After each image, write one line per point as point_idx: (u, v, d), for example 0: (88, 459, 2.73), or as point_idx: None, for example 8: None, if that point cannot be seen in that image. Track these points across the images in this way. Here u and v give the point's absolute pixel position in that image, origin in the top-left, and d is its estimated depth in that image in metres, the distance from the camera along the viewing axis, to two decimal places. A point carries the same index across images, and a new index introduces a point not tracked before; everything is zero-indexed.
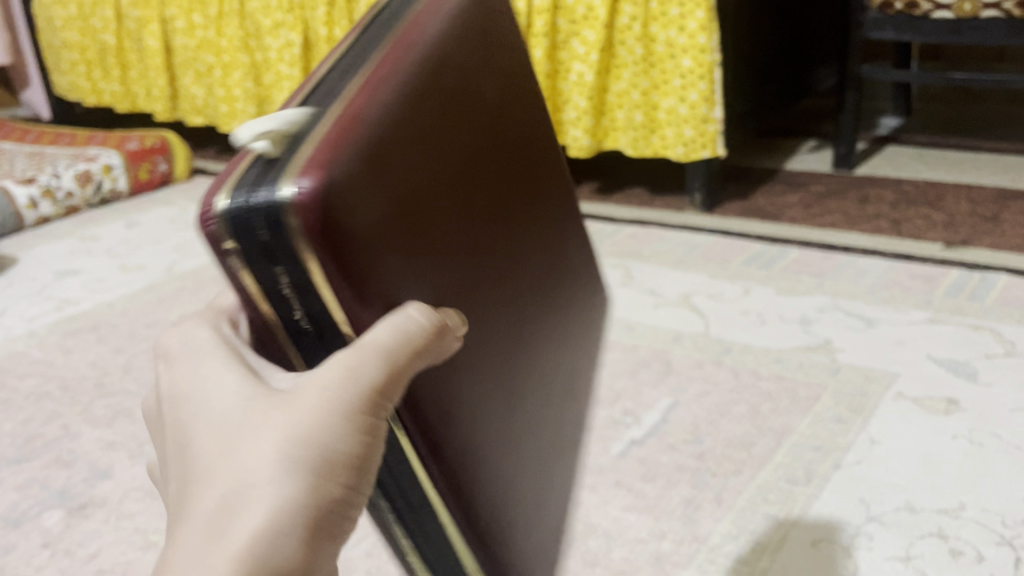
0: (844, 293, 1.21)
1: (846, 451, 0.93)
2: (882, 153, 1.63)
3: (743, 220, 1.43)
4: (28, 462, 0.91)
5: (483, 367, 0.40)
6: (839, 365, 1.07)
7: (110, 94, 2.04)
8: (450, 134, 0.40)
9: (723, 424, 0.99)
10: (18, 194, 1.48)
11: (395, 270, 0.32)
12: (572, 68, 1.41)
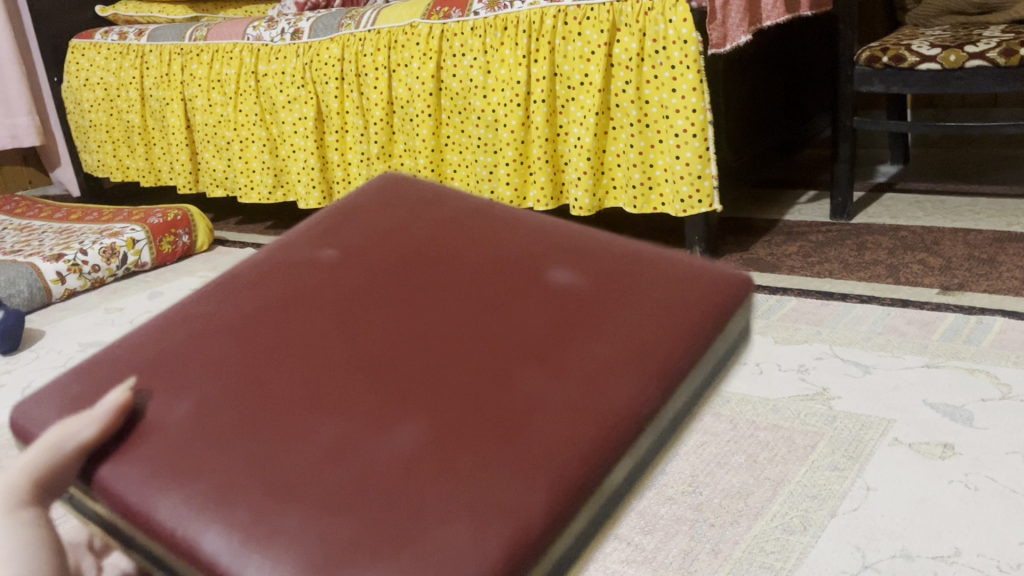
0: (840, 340, 1.23)
1: (842, 498, 0.95)
2: (880, 201, 1.66)
3: (744, 272, 1.47)
4: None
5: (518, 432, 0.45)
6: (835, 413, 1.09)
7: (135, 170, 2.13)
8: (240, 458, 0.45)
9: (720, 474, 1.01)
10: (46, 270, 1.55)
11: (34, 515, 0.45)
12: (571, 132, 1.48)
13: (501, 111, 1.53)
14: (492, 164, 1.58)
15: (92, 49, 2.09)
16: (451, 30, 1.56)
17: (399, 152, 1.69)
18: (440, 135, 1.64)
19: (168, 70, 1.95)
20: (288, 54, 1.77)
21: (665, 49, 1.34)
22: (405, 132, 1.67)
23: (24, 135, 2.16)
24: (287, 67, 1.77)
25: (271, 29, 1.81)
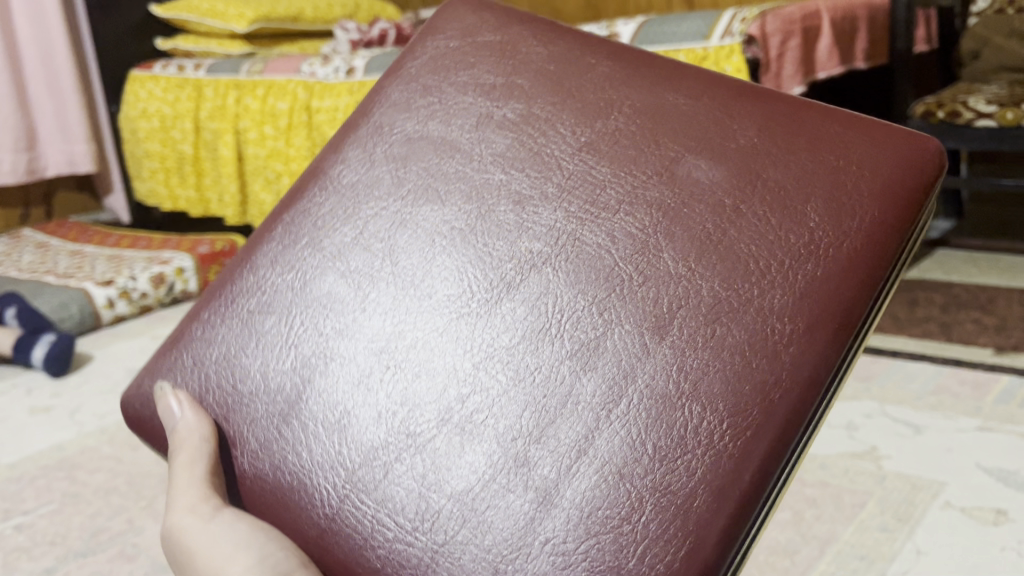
0: (891, 398, 1.21)
1: (891, 560, 0.92)
2: (933, 257, 1.64)
3: None
4: (94, 555, 0.95)
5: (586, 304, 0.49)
6: (885, 473, 1.06)
7: (184, 200, 2.15)
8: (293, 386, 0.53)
9: (767, 531, 0.99)
10: (97, 295, 1.57)
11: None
12: None
13: None
14: None
15: (150, 80, 2.14)
16: None
17: None
18: None
19: (223, 102, 1.99)
20: (340, 90, 1.80)
21: None
22: None
23: (81, 162, 2.20)
24: (339, 104, 1.80)
25: (325, 66, 1.85)
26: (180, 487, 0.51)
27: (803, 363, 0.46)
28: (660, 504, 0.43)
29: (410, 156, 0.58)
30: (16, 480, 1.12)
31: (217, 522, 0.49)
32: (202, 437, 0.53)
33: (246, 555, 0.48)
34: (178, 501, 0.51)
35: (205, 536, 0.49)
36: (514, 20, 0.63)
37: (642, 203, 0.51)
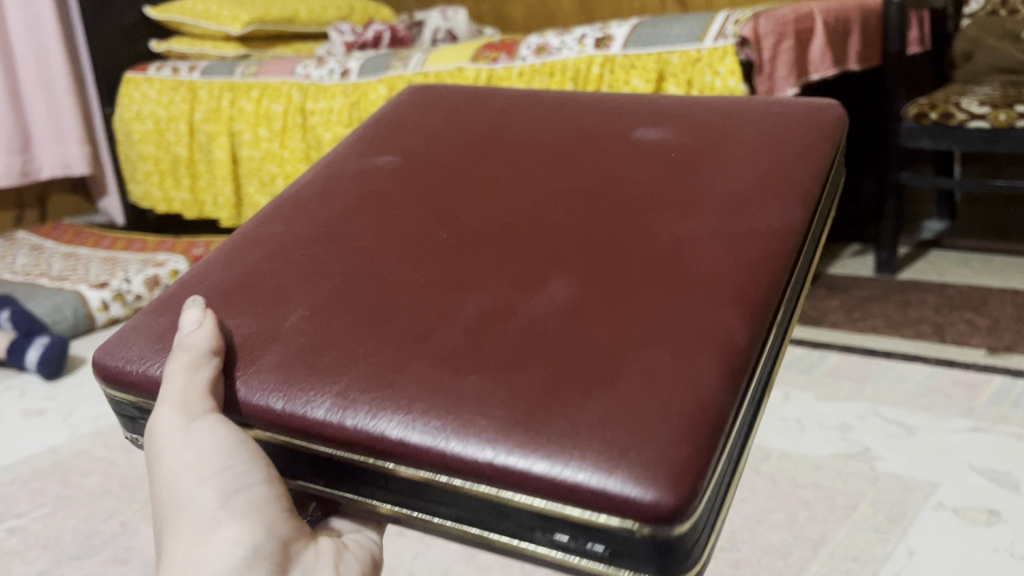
0: (884, 399, 1.21)
1: (884, 561, 0.93)
2: (926, 258, 1.64)
3: None
4: (88, 558, 0.95)
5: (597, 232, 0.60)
6: (877, 474, 1.07)
7: (180, 202, 2.16)
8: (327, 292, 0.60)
9: (760, 533, 0.99)
10: (91, 297, 1.57)
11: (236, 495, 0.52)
12: None
13: None
14: None
15: (145, 82, 2.14)
16: (498, 75, 1.57)
17: None
18: None
19: (218, 104, 1.99)
20: (335, 92, 1.80)
21: None
22: None
23: (75, 164, 2.20)
24: (333, 106, 1.80)
25: (320, 68, 1.85)
26: (168, 392, 0.54)
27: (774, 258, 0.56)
28: (646, 380, 0.49)
29: (437, 165, 0.71)
30: (8, 483, 1.12)
31: (188, 434, 0.53)
32: (208, 350, 0.55)
33: (211, 470, 0.52)
34: (161, 410, 0.54)
35: (174, 446, 0.53)
36: (510, 102, 0.79)
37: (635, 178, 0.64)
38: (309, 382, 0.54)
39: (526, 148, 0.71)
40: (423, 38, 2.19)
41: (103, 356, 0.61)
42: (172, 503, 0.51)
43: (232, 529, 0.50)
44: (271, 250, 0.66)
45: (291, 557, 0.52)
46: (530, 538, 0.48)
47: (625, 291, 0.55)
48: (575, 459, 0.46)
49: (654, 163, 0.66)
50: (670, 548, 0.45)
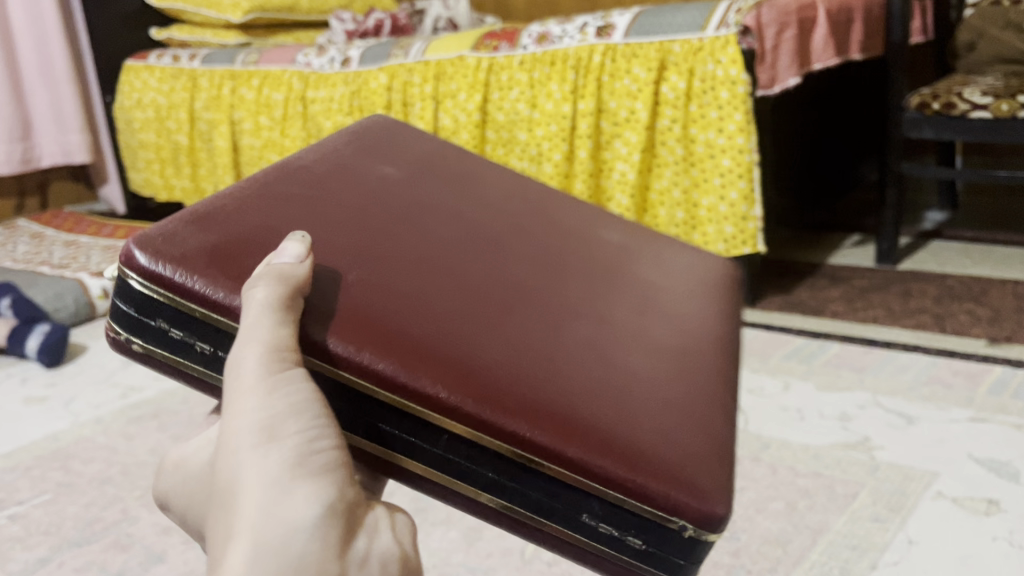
0: (884, 389, 1.21)
1: (883, 550, 0.93)
2: (927, 248, 1.64)
3: (788, 316, 1.45)
4: (89, 545, 0.96)
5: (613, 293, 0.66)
6: (877, 463, 1.07)
7: (180, 190, 2.16)
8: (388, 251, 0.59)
9: (760, 521, 1.00)
10: (92, 285, 1.58)
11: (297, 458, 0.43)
12: (615, 167, 1.48)
13: (545, 144, 1.53)
14: None
15: (145, 70, 2.13)
16: (499, 63, 1.57)
17: None
18: None
19: (219, 93, 1.99)
20: (336, 81, 1.80)
21: (713, 89, 1.34)
22: None
23: (75, 152, 2.21)
24: (334, 94, 1.80)
25: (320, 56, 1.84)
26: (250, 338, 0.47)
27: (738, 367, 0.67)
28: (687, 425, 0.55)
29: (447, 183, 0.73)
30: (9, 470, 1.12)
31: (271, 387, 0.45)
32: (294, 289, 0.50)
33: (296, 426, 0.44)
34: (242, 360, 0.47)
35: (252, 397, 0.45)
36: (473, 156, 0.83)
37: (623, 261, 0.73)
38: (401, 355, 0.50)
39: (510, 205, 0.74)
40: (424, 26, 2.19)
41: (140, 243, 0.54)
42: (248, 461, 0.43)
43: (313, 490, 0.42)
44: (309, 208, 0.60)
45: (358, 522, 0.44)
46: (573, 523, 0.52)
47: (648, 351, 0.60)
48: (646, 478, 0.50)
49: (610, 258, 0.73)
50: (696, 554, 0.52)
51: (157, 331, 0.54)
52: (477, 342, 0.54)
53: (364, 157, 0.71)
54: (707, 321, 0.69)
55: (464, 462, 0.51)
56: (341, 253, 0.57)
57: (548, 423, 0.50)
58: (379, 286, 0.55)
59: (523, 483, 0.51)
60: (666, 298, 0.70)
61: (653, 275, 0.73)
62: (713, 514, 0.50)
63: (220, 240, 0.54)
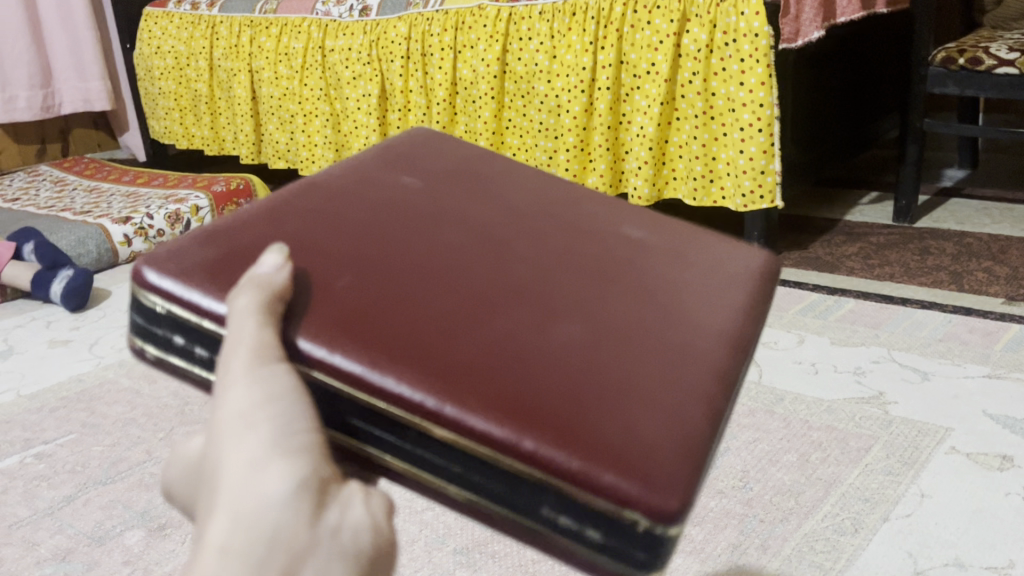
0: (899, 345, 1.22)
1: (895, 503, 0.94)
2: (946, 206, 1.63)
3: (803, 271, 1.45)
4: (115, 483, 0.98)
5: (614, 270, 0.63)
6: (891, 418, 1.08)
7: (199, 139, 2.17)
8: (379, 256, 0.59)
9: (772, 472, 1.01)
10: (114, 232, 1.59)
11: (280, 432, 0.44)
12: (634, 120, 1.47)
13: (564, 97, 1.52)
14: (552, 150, 1.59)
15: (163, 17, 2.13)
16: (519, 14, 1.55)
17: (460, 133, 1.70)
18: (502, 117, 1.64)
19: (238, 41, 1.98)
20: (355, 31, 1.79)
21: (735, 41, 1.33)
22: (467, 113, 1.67)
23: (96, 99, 2.21)
24: (353, 44, 1.79)
25: (340, 5, 1.83)
26: (239, 337, 0.49)
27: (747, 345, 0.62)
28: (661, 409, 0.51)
29: (461, 183, 0.72)
30: (36, 410, 1.15)
31: (254, 376, 0.47)
32: (275, 294, 0.52)
33: (267, 412, 0.45)
34: (229, 356, 0.48)
35: (238, 385, 0.46)
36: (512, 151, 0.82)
37: (636, 238, 0.69)
38: (370, 348, 0.51)
39: (531, 197, 0.72)
40: None
41: (147, 263, 0.60)
42: (224, 448, 0.44)
43: (282, 480, 0.42)
44: (288, 242, 0.59)
45: (331, 494, 0.43)
46: (533, 516, 0.49)
47: (639, 332, 0.56)
48: (605, 460, 0.47)
49: (638, 237, 0.69)
50: (661, 553, 0.47)
51: (166, 340, 0.59)
52: (433, 333, 0.53)
53: (381, 169, 0.72)
54: (714, 295, 0.65)
55: (431, 456, 0.50)
56: (336, 262, 0.58)
57: (508, 415, 0.48)
58: (372, 294, 0.55)
59: (478, 472, 0.49)
60: (673, 272, 0.66)
61: (667, 249, 0.69)
62: (671, 506, 0.46)
63: (217, 256, 0.59)
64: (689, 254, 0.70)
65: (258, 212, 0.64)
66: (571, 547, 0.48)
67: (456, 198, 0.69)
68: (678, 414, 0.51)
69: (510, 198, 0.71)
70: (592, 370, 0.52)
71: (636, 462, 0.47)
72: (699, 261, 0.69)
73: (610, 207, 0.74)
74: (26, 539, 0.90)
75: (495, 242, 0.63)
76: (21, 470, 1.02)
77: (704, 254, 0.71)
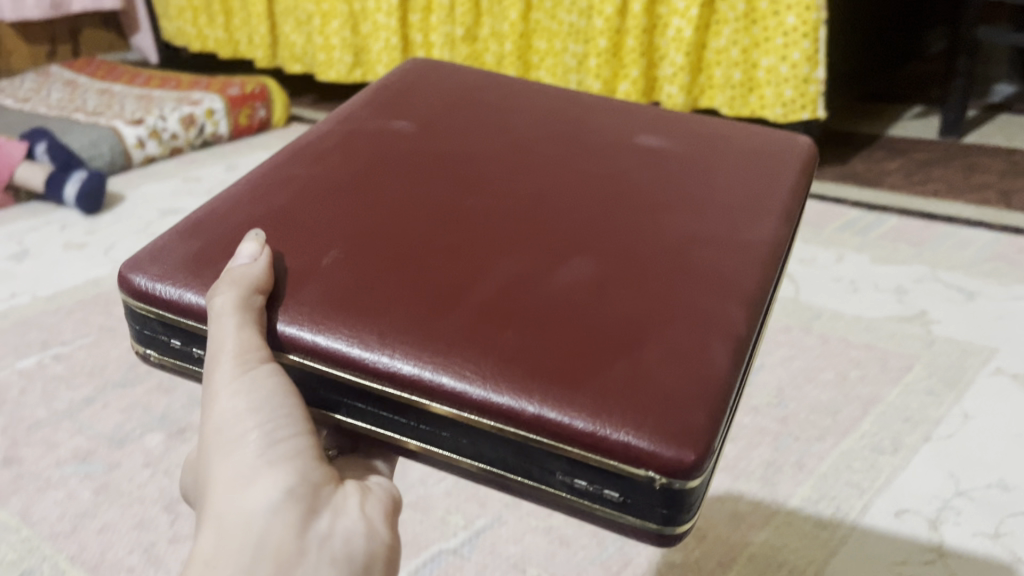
0: (943, 263, 1.17)
1: (937, 423, 0.91)
2: (994, 122, 1.56)
3: (843, 185, 1.39)
4: (132, 385, 0.98)
5: (615, 213, 0.61)
6: (933, 337, 1.03)
7: (213, 40, 2.09)
8: (365, 226, 0.59)
9: (808, 390, 0.98)
10: (127, 134, 1.54)
11: (270, 438, 0.48)
12: (671, 21, 1.38)
13: None
14: (582, 54, 1.52)
15: None
16: None
17: (485, 35, 1.63)
18: (529, 18, 1.56)
19: None
20: None
21: None
22: (492, 15, 1.60)
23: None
24: None
25: None
26: (220, 339, 0.50)
27: (771, 256, 0.59)
28: (667, 353, 0.49)
29: (449, 134, 0.70)
30: (53, 312, 1.14)
31: (240, 381, 0.49)
32: (252, 286, 0.52)
33: (254, 421, 0.48)
34: (213, 352, 0.50)
35: (224, 392, 0.49)
36: (508, 87, 0.80)
37: (639, 171, 0.67)
38: (361, 318, 0.52)
39: (534, 140, 0.70)
40: None
41: (131, 268, 0.58)
42: (215, 461, 0.48)
43: (273, 496, 0.46)
44: (275, 225, 0.60)
45: (323, 500, 0.48)
46: (550, 483, 0.49)
47: (645, 276, 0.55)
48: (608, 414, 0.46)
49: (647, 171, 0.67)
50: (680, 503, 0.46)
51: (162, 341, 0.59)
52: (420, 299, 0.52)
53: (368, 130, 0.71)
54: (728, 214, 0.62)
55: (432, 430, 0.50)
56: (322, 239, 0.58)
57: (503, 380, 0.48)
58: (359, 267, 0.55)
59: (485, 442, 0.49)
60: (681, 201, 0.63)
61: (672, 176, 0.67)
62: (682, 454, 0.44)
63: (201, 248, 0.59)
64: (699, 174, 0.67)
65: (246, 194, 0.64)
66: (589, 507, 0.48)
67: (444, 153, 0.68)
68: (685, 352, 0.49)
69: (504, 147, 0.69)
70: (589, 326, 0.51)
71: (641, 412, 0.46)
72: (708, 181, 0.66)
73: (608, 137, 0.72)
74: (46, 440, 0.91)
75: (485, 199, 0.62)
76: (38, 371, 1.02)
77: (717, 171, 0.68)
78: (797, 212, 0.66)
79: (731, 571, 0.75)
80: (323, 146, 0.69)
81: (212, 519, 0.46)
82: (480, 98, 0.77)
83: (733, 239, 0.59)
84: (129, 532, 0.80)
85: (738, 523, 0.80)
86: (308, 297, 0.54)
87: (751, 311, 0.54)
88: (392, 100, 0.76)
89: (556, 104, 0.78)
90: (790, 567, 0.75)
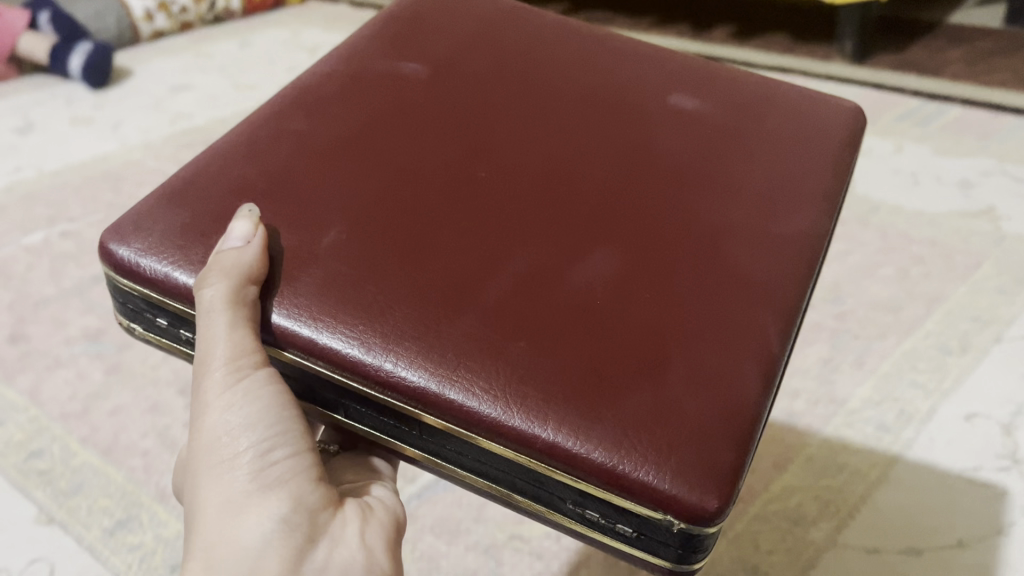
0: (1011, 157, 1.09)
1: (1008, 324, 0.84)
2: None
3: (902, 74, 1.29)
4: None
5: (645, 194, 0.54)
6: (1003, 234, 0.96)
7: None
8: (368, 202, 0.51)
9: (866, 286, 0.91)
10: (134, 5, 1.44)
11: (264, 459, 0.45)
12: None
13: None
14: None
15: None
16: None
17: None
18: None
19: None
20: None
21: None
22: None
23: None
24: None
25: None
26: (210, 342, 0.45)
27: (810, 255, 0.52)
28: (695, 383, 0.44)
29: (465, 81, 0.61)
30: (59, 188, 1.10)
31: (236, 391, 0.45)
32: (246, 275, 0.45)
33: (249, 440, 0.44)
34: (203, 358, 0.46)
35: (217, 403, 0.45)
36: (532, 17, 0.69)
37: (673, 136, 0.59)
38: (363, 323, 0.46)
39: (562, 89, 0.62)
40: None
41: (110, 235, 0.51)
42: (208, 476, 0.45)
43: (264, 527, 0.43)
44: (272, 192, 0.52)
45: (319, 528, 0.45)
46: (558, 507, 0.45)
47: (674, 281, 0.49)
48: (628, 449, 0.41)
49: (679, 137, 0.59)
50: (698, 546, 0.42)
51: (146, 317, 0.52)
52: (425, 291, 0.47)
53: (375, 73, 0.61)
54: (767, 200, 0.55)
55: (437, 445, 0.46)
56: (321, 215, 0.50)
57: (516, 409, 0.43)
58: (362, 258, 0.48)
59: (491, 461, 0.44)
60: (718, 179, 0.56)
61: (710, 144, 0.59)
62: (704, 501, 0.40)
63: (192, 217, 0.51)
64: (740, 143, 0.59)
65: (242, 147, 0.55)
66: (597, 537, 0.45)
67: (458, 106, 0.59)
68: (712, 384, 0.44)
69: (524, 99, 0.60)
70: (611, 346, 0.45)
71: (662, 448, 0.41)
72: (747, 153, 0.58)
73: (642, 88, 0.63)
74: (55, 317, 0.90)
75: (499, 170, 0.54)
76: (44, 249, 1.00)
77: (758, 139, 0.60)
78: (841, 192, 0.59)
79: (787, 473, 0.69)
80: (326, 90, 0.59)
81: (201, 546, 0.43)
82: (500, 29, 0.66)
83: (770, 232, 0.53)
84: (142, 415, 0.77)
85: (794, 423, 0.74)
86: (307, 288, 0.47)
87: (785, 328, 0.48)
88: (401, 29, 0.65)
89: (586, 40, 0.67)
90: (851, 471, 0.69)
